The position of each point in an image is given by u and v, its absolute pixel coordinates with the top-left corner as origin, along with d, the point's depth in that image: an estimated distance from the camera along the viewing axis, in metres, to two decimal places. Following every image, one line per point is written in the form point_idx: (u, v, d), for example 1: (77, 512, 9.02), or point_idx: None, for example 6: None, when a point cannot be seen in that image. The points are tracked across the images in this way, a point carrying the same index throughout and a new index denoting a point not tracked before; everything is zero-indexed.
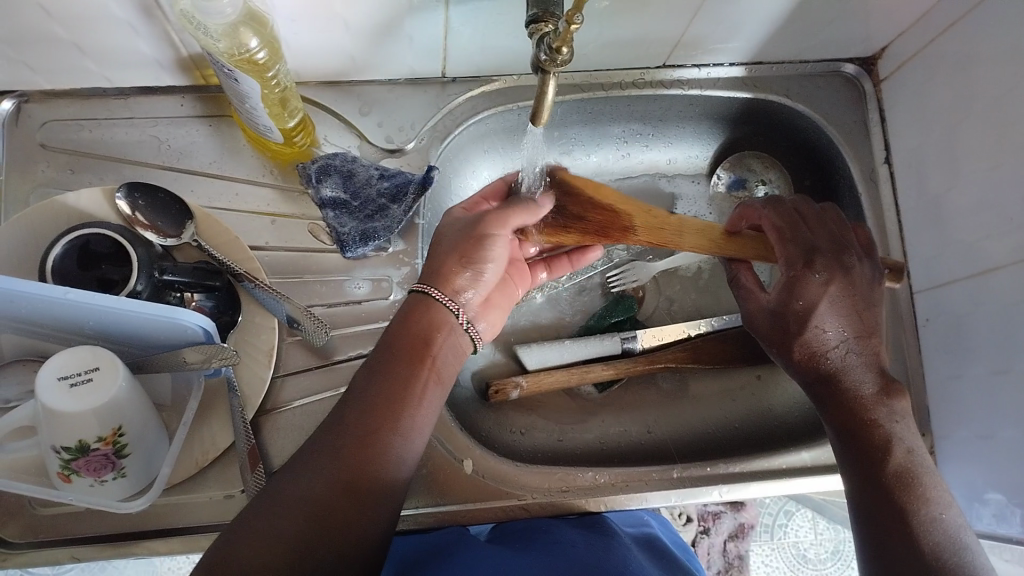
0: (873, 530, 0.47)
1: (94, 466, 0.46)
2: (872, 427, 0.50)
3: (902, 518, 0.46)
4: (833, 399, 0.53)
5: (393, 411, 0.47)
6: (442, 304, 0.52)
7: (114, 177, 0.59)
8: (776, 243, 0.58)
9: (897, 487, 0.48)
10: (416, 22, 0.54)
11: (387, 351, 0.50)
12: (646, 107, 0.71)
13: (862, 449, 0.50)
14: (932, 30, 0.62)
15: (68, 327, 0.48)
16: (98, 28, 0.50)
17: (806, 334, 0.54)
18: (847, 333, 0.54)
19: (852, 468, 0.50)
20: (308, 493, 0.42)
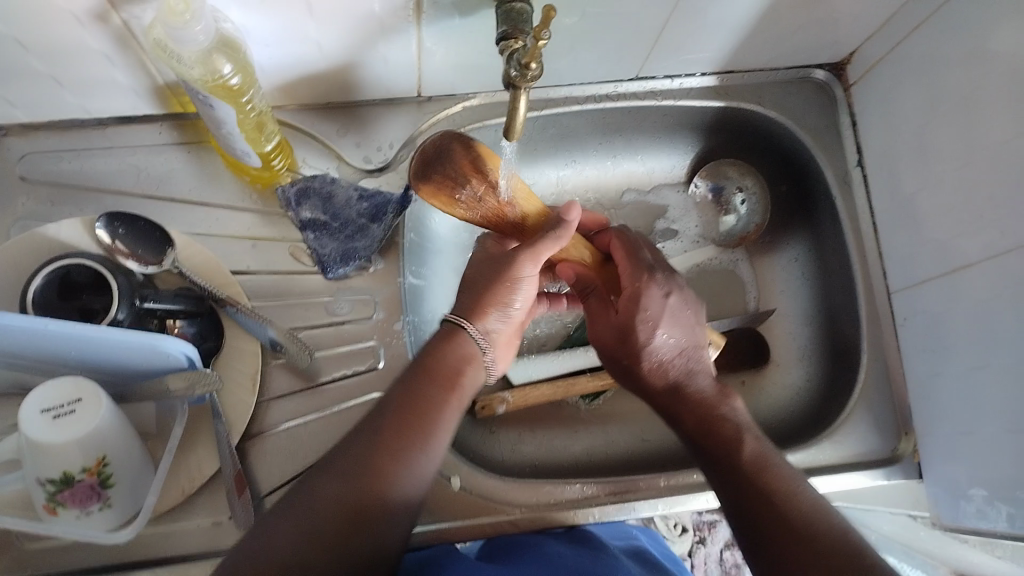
0: (743, 520, 0.47)
1: (80, 498, 0.46)
2: (721, 422, 0.52)
3: (769, 503, 0.46)
4: (687, 407, 0.53)
5: (420, 428, 0.46)
6: (473, 339, 0.52)
7: (93, 207, 0.59)
8: (624, 265, 0.57)
9: (758, 473, 0.48)
10: (390, 43, 0.55)
11: (421, 370, 0.49)
12: (621, 119, 0.71)
13: (715, 442, 0.51)
14: (898, 35, 0.63)
15: (49, 359, 0.48)
16: (72, 60, 0.50)
17: (644, 350, 0.54)
18: (681, 345, 0.56)
19: (710, 464, 0.51)
20: (333, 501, 0.42)
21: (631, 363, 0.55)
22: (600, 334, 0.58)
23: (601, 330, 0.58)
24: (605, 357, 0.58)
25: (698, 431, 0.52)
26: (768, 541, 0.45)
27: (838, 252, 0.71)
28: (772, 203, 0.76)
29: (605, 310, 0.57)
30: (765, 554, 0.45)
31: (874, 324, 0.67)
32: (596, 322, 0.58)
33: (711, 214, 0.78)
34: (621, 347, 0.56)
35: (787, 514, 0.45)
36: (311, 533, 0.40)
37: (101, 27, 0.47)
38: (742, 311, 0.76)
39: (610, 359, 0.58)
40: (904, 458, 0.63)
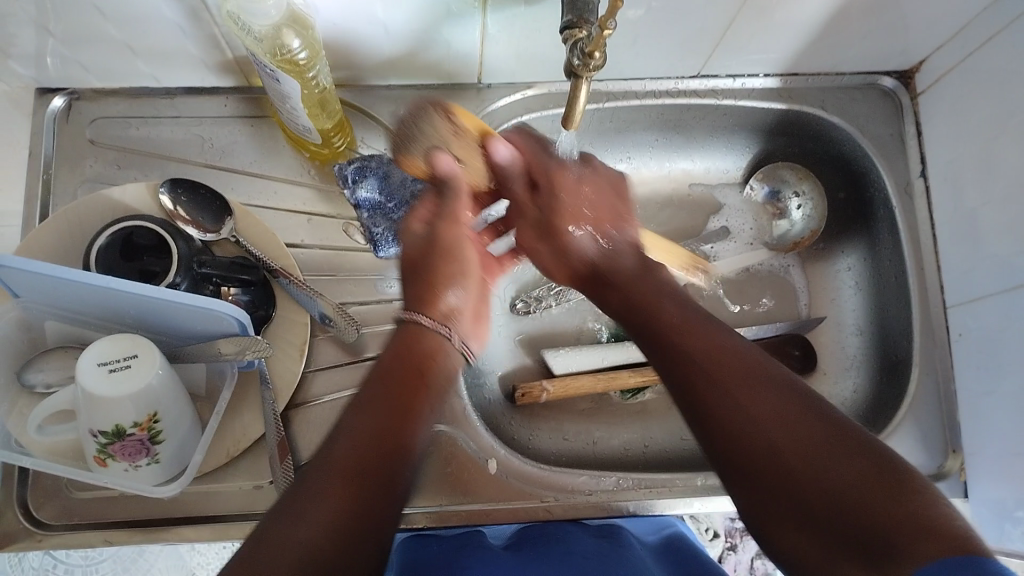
0: (670, 360, 0.43)
1: (129, 451, 0.48)
2: (665, 300, 0.48)
3: (687, 339, 0.43)
4: (620, 278, 0.52)
5: (394, 437, 0.40)
6: (432, 332, 0.49)
7: (158, 173, 0.61)
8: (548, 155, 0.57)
9: (695, 330, 0.44)
10: (454, 29, 0.56)
11: (377, 379, 0.43)
12: (679, 116, 0.71)
13: (643, 311, 0.48)
14: (970, 45, 0.62)
15: (110, 315, 0.49)
16: (147, 29, 0.52)
17: (567, 216, 0.55)
18: (556, 204, 0.55)
19: (647, 340, 0.46)
20: (319, 522, 0.35)
21: (564, 243, 0.55)
22: (550, 266, 0.59)
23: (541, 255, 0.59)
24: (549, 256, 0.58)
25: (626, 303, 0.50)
26: (699, 370, 0.41)
27: (895, 264, 0.69)
28: (829, 210, 0.75)
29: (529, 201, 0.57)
30: (689, 399, 0.41)
31: (926, 339, 0.65)
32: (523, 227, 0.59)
33: (765, 217, 0.76)
34: (544, 249, 0.58)
35: (722, 364, 0.40)
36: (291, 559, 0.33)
37: None
38: (792, 316, 0.75)
39: (547, 270, 0.59)
40: (949, 476, 0.62)
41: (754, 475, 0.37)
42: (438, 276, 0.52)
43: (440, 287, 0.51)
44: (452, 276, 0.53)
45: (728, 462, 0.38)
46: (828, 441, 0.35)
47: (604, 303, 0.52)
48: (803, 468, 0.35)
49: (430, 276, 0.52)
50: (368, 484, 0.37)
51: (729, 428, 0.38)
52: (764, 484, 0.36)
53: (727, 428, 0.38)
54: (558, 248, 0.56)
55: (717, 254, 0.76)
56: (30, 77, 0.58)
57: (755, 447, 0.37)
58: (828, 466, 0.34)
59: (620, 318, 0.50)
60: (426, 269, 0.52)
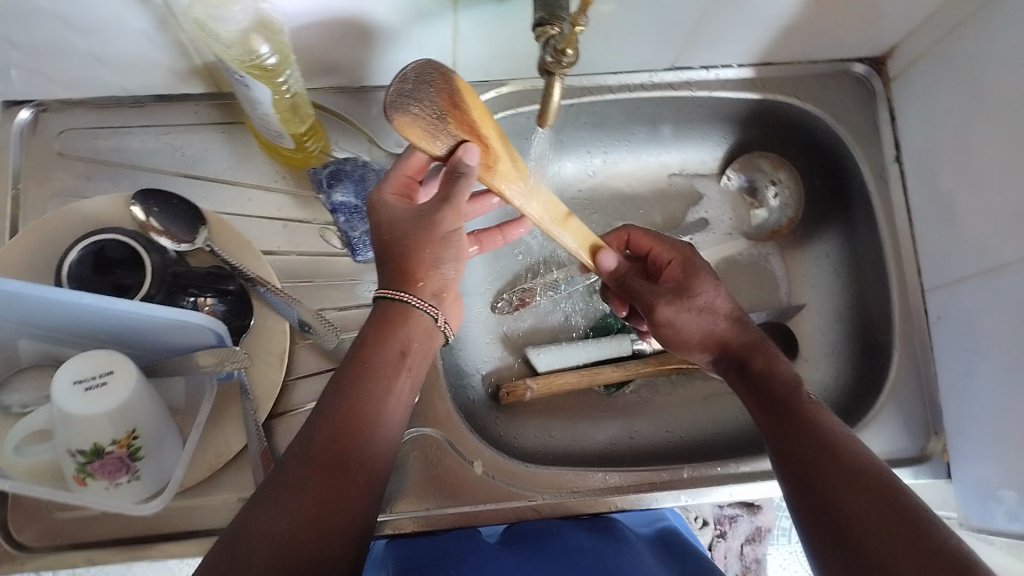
0: (791, 451, 0.47)
1: (109, 469, 0.47)
2: (776, 375, 0.52)
3: (814, 433, 0.47)
4: (762, 350, 0.54)
5: (367, 425, 0.43)
6: (416, 313, 0.48)
7: (129, 184, 0.60)
8: (653, 245, 0.60)
9: (813, 421, 0.48)
10: (425, 28, 0.55)
11: (357, 365, 0.45)
12: (654, 109, 0.71)
13: (776, 385, 0.51)
14: (941, 29, 0.62)
15: (84, 331, 0.48)
16: (111, 38, 0.51)
17: (709, 301, 0.55)
18: (732, 299, 0.56)
19: (766, 409, 0.50)
20: (297, 511, 0.39)
21: (705, 317, 0.55)
22: (682, 327, 0.55)
23: (664, 309, 0.55)
24: (661, 327, 0.56)
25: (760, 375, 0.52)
26: (812, 461, 0.45)
27: (873, 250, 0.70)
28: (805, 198, 0.75)
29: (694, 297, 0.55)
30: (806, 484, 0.45)
31: (906, 323, 0.66)
32: (653, 296, 0.55)
33: (742, 207, 0.77)
34: (691, 309, 0.55)
35: (842, 459, 0.45)
36: (266, 554, 0.37)
37: (140, 6, 0.47)
38: (773, 303, 0.75)
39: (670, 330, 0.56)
40: (932, 458, 0.63)
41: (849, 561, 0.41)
42: (426, 248, 0.48)
43: (427, 268, 0.48)
44: (444, 258, 0.49)
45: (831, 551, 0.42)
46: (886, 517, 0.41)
47: (739, 378, 0.54)
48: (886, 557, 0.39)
49: (416, 248, 0.48)
50: (342, 474, 0.41)
51: (840, 516, 0.42)
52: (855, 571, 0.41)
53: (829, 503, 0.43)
54: (682, 322, 0.55)
55: (698, 244, 0.76)
56: None
57: (873, 555, 0.40)
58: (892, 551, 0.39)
59: (748, 394, 0.53)
60: (407, 243, 0.48)
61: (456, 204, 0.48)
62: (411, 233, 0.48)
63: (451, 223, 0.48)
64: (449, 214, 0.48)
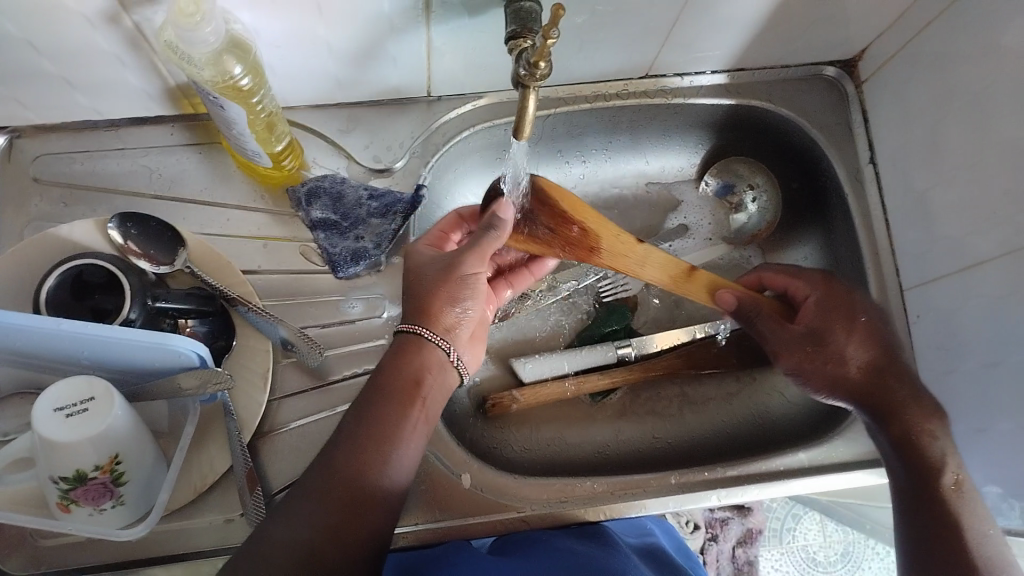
0: (919, 518, 0.52)
1: (92, 495, 0.47)
2: (926, 439, 0.56)
3: (932, 503, 0.52)
4: (899, 414, 0.57)
5: (385, 443, 0.46)
6: (431, 345, 0.51)
7: (106, 207, 0.60)
8: (795, 286, 0.66)
9: (942, 498, 0.52)
10: (399, 44, 0.55)
11: (376, 389, 0.48)
12: (631, 117, 0.71)
13: (915, 462, 0.55)
14: (910, 30, 0.63)
15: (64, 358, 0.48)
16: (84, 61, 0.51)
17: (839, 351, 0.61)
18: (874, 343, 0.62)
19: (903, 472, 0.55)
20: (314, 523, 0.42)
21: (834, 368, 0.61)
22: (806, 372, 0.63)
23: (784, 357, 0.64)
24: (800, 373, 0.63)
25: (897, 437, 0.56)
26: (933, 524, 0.51)
27: (851, 251, 0.70)
28: (783, 201, 0.76)
29: (782, 324, 0.64)
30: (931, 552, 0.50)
31: (886, 322, 0.66)
32: (783, 342, 0.64)
33: (721, 212, 0.78)
34: (822, 357, 0.62)
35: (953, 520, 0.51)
36: (281, 561, 0.40)
37: (112, 28, 0.48)
38: None
39: (812, 378, 0.62)
40: None
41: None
42: (439, 288, 0.52)
43: (444, 304, 0.52)
44: (461, 296, 0.53)
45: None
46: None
47: (876, 434, 0.58)
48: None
49: (432, 286, 0.52)
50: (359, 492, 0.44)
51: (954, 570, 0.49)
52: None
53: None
54: (828, 360, 0.62)
55: (678, 250, 0.77)
56: None
57: None
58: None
59: (884, 451, 0.57)
60: (428, 285, 0.52)
61: (477, 251, 0.53)
62: (433, 271, 0.53)
63: (470, 266, 0.53)
64: (471, 258, 0.53)
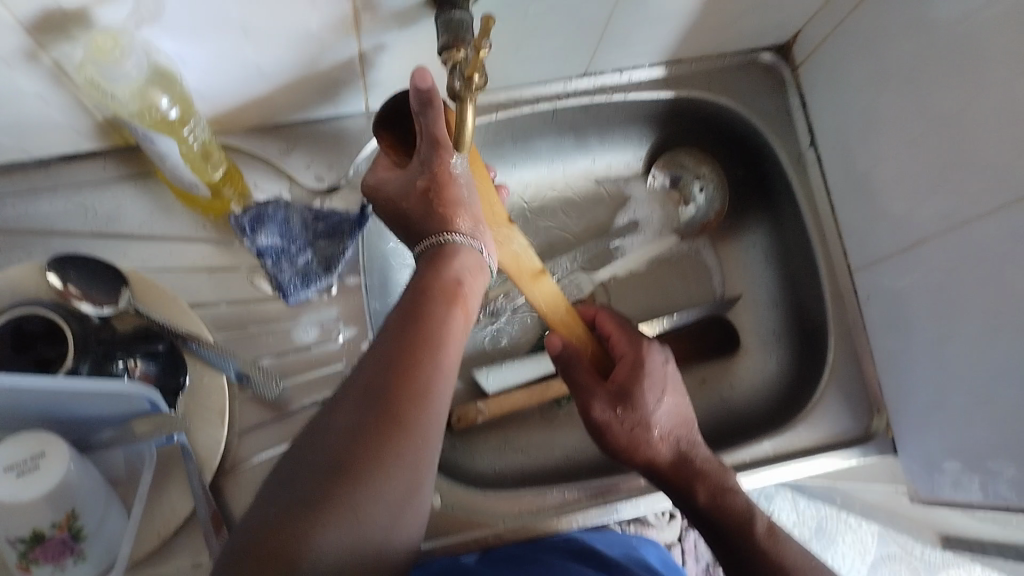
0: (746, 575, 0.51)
1: (52, 553, 0.45)
2: (732, 494, 0.54)
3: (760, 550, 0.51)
4: (705, 479, 0.54)
5: (430, 372, 0.40)
6: (466, 249, 0.48)
7: (41, 251, 0.57)
8: (619, 337, 0.60)
9: (765, 552, 0.51)
10: (333, 61, 0.54)
11: (419, 296, 0.44)
12: (574, 116, 0.71)
13: (730, 522, 0.52)
14: (841, 12, 0.64)
15: (3, 422, 0.45)
16: (5, 102, 0.49)
17: (648, 414, 0.55)
18: (679, 411, 0.56)
19: (721, 538, 0.53)
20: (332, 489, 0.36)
21: (642, 429, 0.54)
22: (614, 436, 0.54)
23: (595, 409, 0.55)
24: (597, 432, 0.55)
25: (704, 503, 0.53)
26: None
27: (799, 235, 0.71)
28: (729, 193, 0.77)
29: (592, 389, 0.55)
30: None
31: (838, 302, 0.67)
32: (588, 393, 0.55)
33: (670, 205, 0.78)
34: (624, 418, 0.54)
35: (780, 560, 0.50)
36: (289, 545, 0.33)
37: (31, 66, 0.45)
38: (708, 296, 0.76)
39: (604, 437, 0.55)
40: (878, 435, 0.64)
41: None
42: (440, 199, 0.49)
43: (458, 206, 0.49)
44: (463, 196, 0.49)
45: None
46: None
47: (680, 502, 0.54)
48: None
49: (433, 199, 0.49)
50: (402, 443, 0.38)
51: None
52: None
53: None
54: (631, 434, 0.54)
55: (624, 248, 0.77)
56: None
57: None
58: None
59: (691, 514, 0.54)
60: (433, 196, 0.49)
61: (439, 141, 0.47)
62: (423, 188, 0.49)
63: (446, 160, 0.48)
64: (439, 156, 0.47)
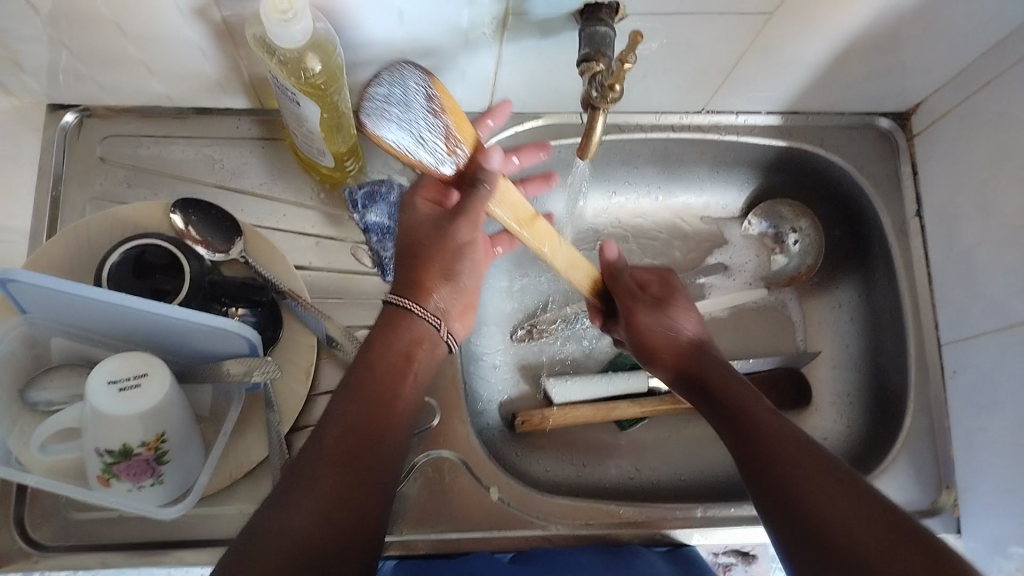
0: (745, 453, 0.46)
1: (134, 471, 0.47)
2: (734, 381, 0.51)
3: (762, 425, 0.47)
4: (719, 374, 0.52)
5: (374, 431, 0.44)
6: (421, 320, 0.49)
7: (167, 192, 0.61)
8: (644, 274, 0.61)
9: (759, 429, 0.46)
10: (471, 58, 0.56)
11: (364, 362, 0.47)
12: (683, 150, 0.72)
13: (733, 404, 0.49)
14: (969, 88, 0.64)
15: (121, 334, 0.49)
16: (169, 49, 0.52)
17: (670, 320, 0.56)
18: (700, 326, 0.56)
19: (720, 417, 0.50)
20: (311, 505, 0.40)
21: (671, 323, 0.55)
22: (652, 340, 0.55)
23: (640, 315, 0.56)
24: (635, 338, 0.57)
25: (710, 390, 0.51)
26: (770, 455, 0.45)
27: (891, 303, 0.70)
28: (826, 248, 0.76)
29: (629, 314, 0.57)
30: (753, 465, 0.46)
31: (920, 375, 0.67)
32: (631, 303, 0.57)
33: (764, 252, 0.78)
34: (659, 321, 0.56)
35: (777, 436, 0.45)
36: (290, 538, 0.38)
37: (201, 20, 0.49)
38: (789, 349, 0.75)
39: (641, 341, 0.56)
40: (944, 511, 0.63)
41: (813, 543, 0.40)
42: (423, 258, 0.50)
43: (438, 279, 0.50)
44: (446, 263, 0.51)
45: (794, 537, 0.41)
46: (870, 518, 0.40)
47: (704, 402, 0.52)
48: (865, 549, 0.38)
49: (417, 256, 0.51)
50: (360, 480, 0.42)
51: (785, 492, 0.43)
52: (823, 555, 0.40)
53: (779, 502, 0.43)
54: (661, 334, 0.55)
55: (713, 287, 0.77)
56: (45, 93, 0.58)
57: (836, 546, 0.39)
58: (881, 540, 0.38)
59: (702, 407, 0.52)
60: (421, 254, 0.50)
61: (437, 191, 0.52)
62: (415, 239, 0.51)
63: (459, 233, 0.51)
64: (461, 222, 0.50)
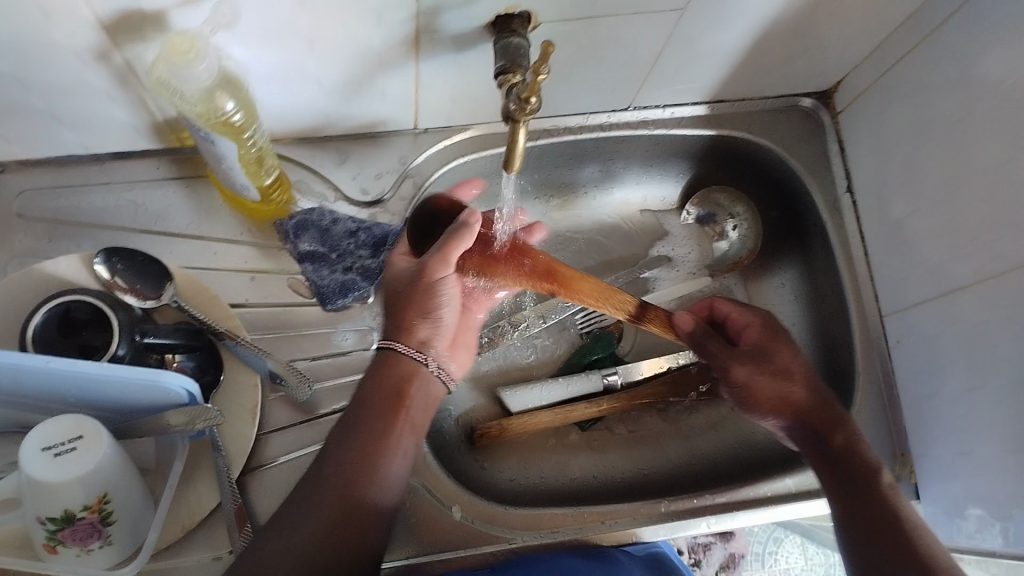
0: (863, 524, 0.50)
1: (80, 535, 0.46)
2: (855, 440, 0.55)
3: (890, 518, 0.50)
4: (837, 426, 0.56)
5: (369, 464, 0.46)
6: (407, 357, 0.51)
7: (91, 242, 0.59)
8: (740, 318, 0.63)
9: (892, 520, 0.50)
10: (389, 78, 0.56)
11: (360, 403, 0.49)
12: (615, 148, 0.72)
13: (856, 464, 0.54)
14: (886, 62, 0.65)
15: (51, 398, 0.48)
16: (74, 98, 0.51)
17: (784, 367, 0.59)
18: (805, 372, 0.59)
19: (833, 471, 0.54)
20: (302, 538, 0.43)
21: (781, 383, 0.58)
22: (756, 388, 0.59)
23: (737, 369, 0.59)
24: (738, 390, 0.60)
25: (839, 453, 0.54)
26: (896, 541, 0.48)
27: (831, 279, 0.72)
28: (764, 229, 0.77)
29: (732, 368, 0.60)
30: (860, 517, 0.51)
31: (866, 348, 0.68)
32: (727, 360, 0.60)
33: (705, 241, 0.79)
34: (767, 375, 0.58)
35: (886, 510, 0.50)
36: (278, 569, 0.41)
37: (103, 65, 0.47)
38: None
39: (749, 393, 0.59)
40: (901, 479, 0.64)
41: None
42: (411, 302, 0.53)
43: (416, 319, 0.53)
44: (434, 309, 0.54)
45: None
46: None
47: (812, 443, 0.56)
48: None
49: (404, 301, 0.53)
50: (356, 516, 0.45)
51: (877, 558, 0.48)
52: None
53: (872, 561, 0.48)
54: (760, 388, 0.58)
55: (657, 280, 0.78)
56: None
57: None
58: None
59: (819, 462, 0.55)
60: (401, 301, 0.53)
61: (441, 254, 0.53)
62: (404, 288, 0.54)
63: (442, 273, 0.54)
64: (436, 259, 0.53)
